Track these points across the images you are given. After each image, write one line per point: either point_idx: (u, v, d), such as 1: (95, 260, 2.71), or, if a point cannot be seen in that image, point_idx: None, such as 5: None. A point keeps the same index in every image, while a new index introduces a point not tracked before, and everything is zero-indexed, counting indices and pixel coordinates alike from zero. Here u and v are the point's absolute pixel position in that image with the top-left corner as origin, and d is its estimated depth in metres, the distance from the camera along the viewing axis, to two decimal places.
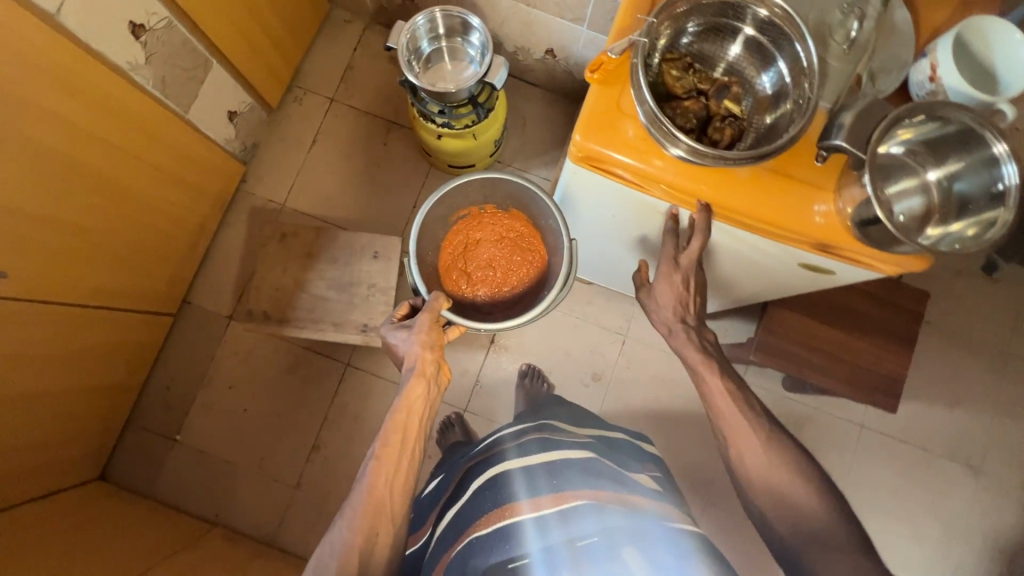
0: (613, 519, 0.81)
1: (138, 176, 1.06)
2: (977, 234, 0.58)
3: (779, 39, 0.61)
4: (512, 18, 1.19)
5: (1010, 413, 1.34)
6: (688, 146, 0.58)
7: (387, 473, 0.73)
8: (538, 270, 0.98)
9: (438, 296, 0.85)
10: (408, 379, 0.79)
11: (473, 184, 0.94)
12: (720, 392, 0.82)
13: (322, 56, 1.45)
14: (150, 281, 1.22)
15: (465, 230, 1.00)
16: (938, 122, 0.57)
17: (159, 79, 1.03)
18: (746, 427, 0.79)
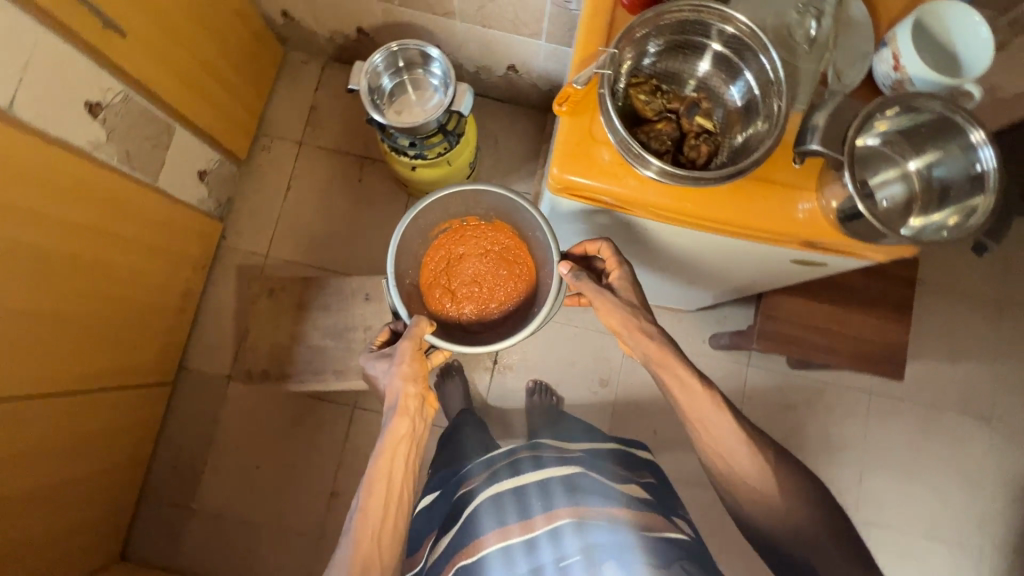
0: (569, 547, 0.81)
1: (119, 255, 1.06)
2: (959, 222, 0.58)
3: (742, 51, 0.61)
4: (469, 40, 1.19)
5: (1014, 358, 1.35)
6: (659, 168, 0.58)
7: (371, 527, 0.72)
8: (525, 285, 0.89)
9: (420, 321, 0.78)
10: (390, 419, 0.77)
11: (454, 196, 0.84)
12: (705, 406, 0.78)
13: (284, 101, 1.44)
14: (143, 354, 1.20)
15: (447, 244, 0.91)
16: (913, 113, 0.58)
17: (123, 153, 1.02)
18: (737, 440, 0.78)
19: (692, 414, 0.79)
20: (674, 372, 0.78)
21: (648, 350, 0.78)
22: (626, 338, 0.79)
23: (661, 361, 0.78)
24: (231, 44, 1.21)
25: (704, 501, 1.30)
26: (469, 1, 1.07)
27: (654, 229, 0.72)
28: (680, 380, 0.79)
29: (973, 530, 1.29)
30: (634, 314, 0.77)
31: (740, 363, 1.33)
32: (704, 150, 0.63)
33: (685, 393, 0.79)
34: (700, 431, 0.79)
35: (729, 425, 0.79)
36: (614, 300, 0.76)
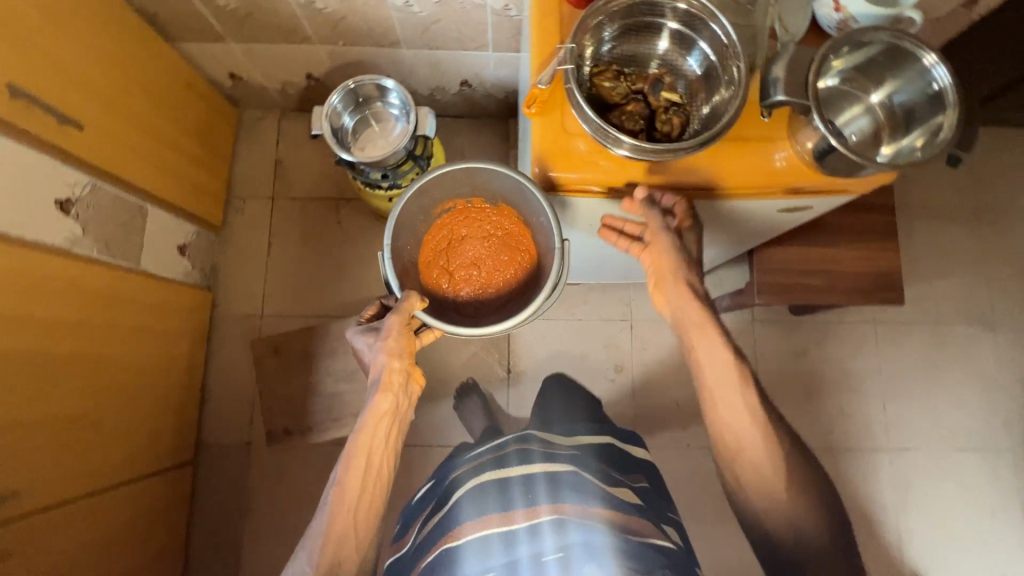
0: (546, 545, 0.81)
1: (117, 346, 1.04)
2: (927, 141, 0.60)
3: (693, 23, 0.64)
4: (419, 64, 1.21)
5: (1000, 261, 1.39)
6: (631, 145, 0.60)
7: (348, 500, 0.81)
8: (523, 275, 0.85)
9: (411, 296, 0.75)
10: (374, 394, 0.81)
11: (459, 173, 0.79)
12: (723, 376, 0.83)
13: (248, 160, 1.44)
14: (158, 438, 1.18)
15: (450, 224, 0.87)
16: (865, 48, 0.60)
17: (102, 243, 1.02)
18: (744, 416, 0.82)
19: (711, 382, 0.84)
20: (708, 341, 0.83)
21: (687, 312, 0.81)
22: (667, 295, 0.82)
23: (694, 324, 0.82)
24: (185, 116, 1.21)
25: None
26: (412, 27, 1.08)
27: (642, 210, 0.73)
28: (710, 347, 0.83)
29: (1001, 433, 1.32)
30: (688, 275, 0.78)
31: (745, 322, 1.35)
32: (676, 121, 0.65)
33: (708, 358, 0.84)
34: (711, 399, 0.85)
35: (739, 401, 0.83)
36: (675, 255, 0.76)
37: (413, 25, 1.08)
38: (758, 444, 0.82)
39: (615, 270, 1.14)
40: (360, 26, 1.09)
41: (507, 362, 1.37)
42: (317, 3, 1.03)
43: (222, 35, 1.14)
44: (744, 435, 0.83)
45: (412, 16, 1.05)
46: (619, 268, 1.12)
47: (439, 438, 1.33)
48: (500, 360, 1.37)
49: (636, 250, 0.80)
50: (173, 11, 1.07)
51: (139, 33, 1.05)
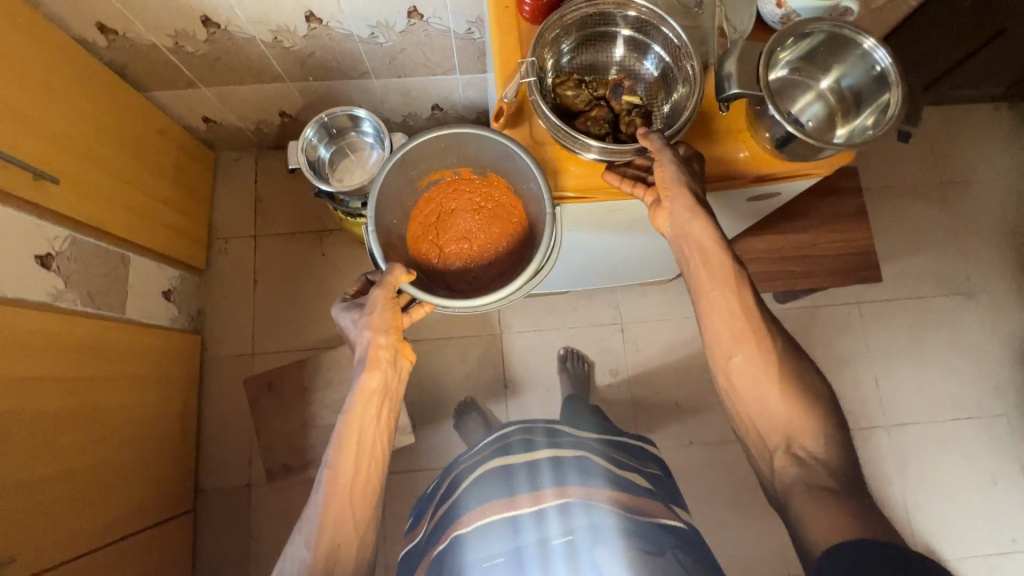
0: (552, 529, 0.86)
1: (107, 396, 1.03)
2: (877, 120, 0.63)
3: (644, 28, 0.68)
4: (389, 93, 1.24)
5: (969, 232, 1.44)
6: (599, 147, 0.65)
7: (343, 484, 0.70)
8: (516, 246, 0.80)
9: (396, 268, 0.71)
10: (360, 372, 0.72)
11: (444, 141, 0.75)
12: (714, 278, 0.68)
13: (228, 200, 1.45)
14: (155, 487, 1.16)
15: (439, 198, 0.81)
16: (808, 39, 0.64)
17: (86, 295, 1.01)
18: (736, 321, 0.69)
19: (725, 342, 0.70)
20: (700, 241, 0.67)
21: (687, 226, 0.66)
22: (671, 211, 0.65)
23: (697, 241, 0.67)
24: (162, 162, 1.22)
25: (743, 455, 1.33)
26: (379, 58, 1.11)
27: (621, 211, 0.76)
28: (705, 245, 0.67)
29: (992, 399, 1.34)
30: (697, 187, 0.64)
31: None
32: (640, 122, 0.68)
33: (700, 256, 0.68)
34: (702, 310, 0.70)
35: (732, 306, 0.69)
36: (677, 167, 0.63)
37: (380, 55, 1.11)
38: (749, 359, 0.69)
39: (600, 274, 1.16)
40: (329, 61, 1.12)
41: (504, 376, 1.37)
42: (285, 42, 1.06)
43: (194, 81, 1.16)
44: (741, 343, 0.69)
45: (378, 47, 1.08)
46: (603, 270, 1.13)
47: (442, 460, 1.32)
48: (496, 375, 1.37)
49: (640, 191, 0.67)
50: (143, 62, 1.10)
51: (109, 84, 1.07)
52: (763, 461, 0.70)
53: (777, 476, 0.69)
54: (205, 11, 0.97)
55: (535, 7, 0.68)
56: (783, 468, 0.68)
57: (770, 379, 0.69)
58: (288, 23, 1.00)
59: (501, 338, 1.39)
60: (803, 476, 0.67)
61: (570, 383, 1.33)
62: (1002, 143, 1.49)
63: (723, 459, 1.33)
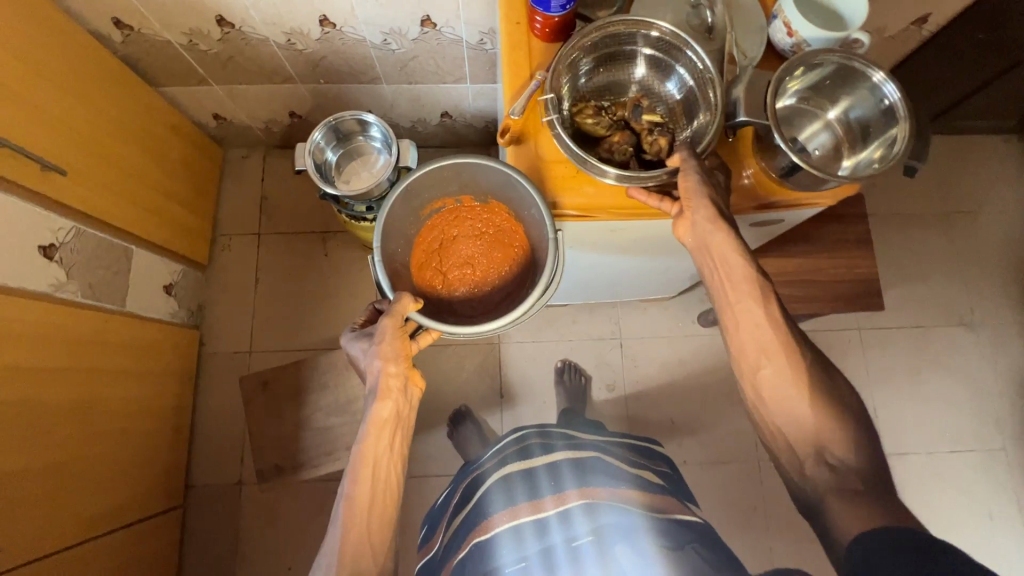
0: (579, 529, 0.87)
1: (102, 388, 1.03)
2: (884, 153, 0.63)
3: (667, 49, 0.68)
4: (399, 98, 1.25)
5: (975, 262, 1.43)
6: (617, 173, 0.65)
7: (358, 516, 0.71)
8: (518, 273, 0.81)
9: (404, 298, 0.71)
10: (371, 403, 0.73)
11: (447, 171, 0.75)
12: (744, 293, 0.69)
13: (234, 197, 1.46)
14: (146, 481, 1.15)
15: (441, 225, 0.82)
16: (818, 70, 0.64)
17: (87, 287, 1.02)
18: (767, 335, 0.70)
19: (758, 356, 0.71)
20: (723, 256, 0.67)
21: (709, 238, 0.65)
22: (693, 222, 0.65)
23: (719, 252, 0.66)
24: (171, 157, 1.23)
25: (739, 477, 1.32)
26: (391, 64, 1.12)
27: (620, 231, 0.76)
28: (729, 264, 0.68)
29: (992, 432, 1.33)
30: (719, 200, 0.63)
31: None
32: (663, 141, 0.68)
33: (727, 277, 0.69)
34: (730, 325, 0.72)
35: (760, 321, 0.70)
36: (700, 177, 0.63)
37: (392, 62, 1.11)
38: (781, 372, 0.70)
39: (601, 289, 1.16)
40: (340, 65, 1.13)
41: (501, 386, 1.36)
42: (298, 44, 1.06)
43: (206, 78, 1.17)
44: (770, 356, 0.70)
45: (390, 54, 1.09)
46: (604, 286, 1.13)
47: (436, 468, 1.32)
48: (493, 384, 1.37)
49: (666, 205, 0.67)
50: (156, 58, 1.10)
51: (123, 79, 1.08)
52: (795, 471, 0.73)
53: (810, 482, 0.71)
54: (220, 11, 0.98)
55: (546, 24, 0.68)
56: (815, 475, 0.70)
57: (800, 391, 0.70)
58: (301, 26, 1.01)
59: (499, 347, 1.39)
60: (835, 482, 0.68)
61: (566, 398, 1.33)
62: (1012, 174, 1.48)
63: (717, 480, 1.32)
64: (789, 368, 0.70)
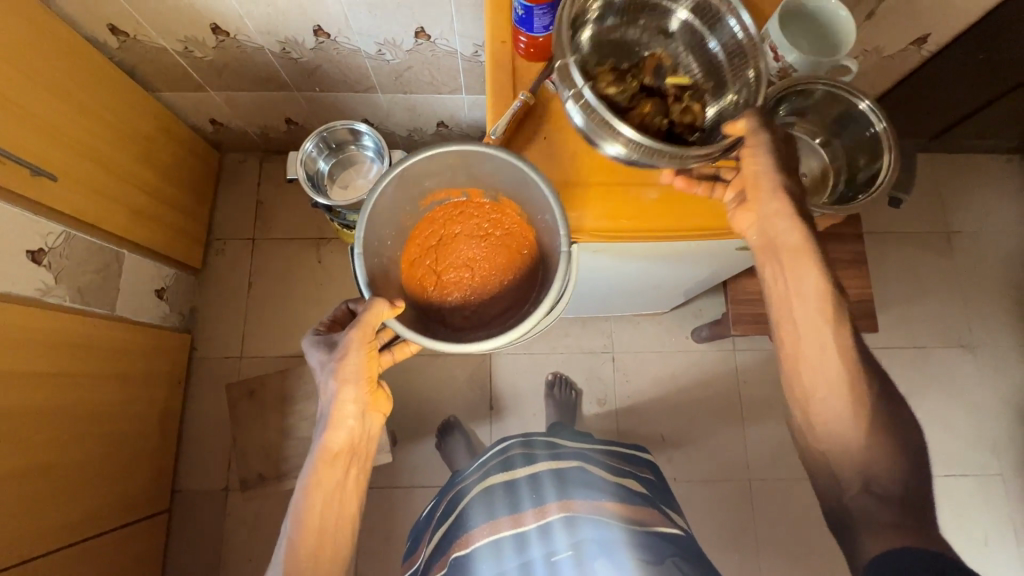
0: (559, 544, 0.85)
1: (88, 393, 1.03)
2: (869, 183, 0.65)
3: (705, 12, 0.64)
4: (394, 108, 1.25)
5: (974, 284, 1.41)
6: (631, 140, 0.57)
7: (308, 548, 0.71)
8: (518, 284, 0.70)
9: (378, 303, 0.62)
10: (323, 431, 0.71)
11: (451, 160, 0.66)
12: (811, 310, 0.64)
13: (230, 201, 1.46)
14: (132, 485, 1.15)
15: (442, 219, 0.72)
16: (804, 97, 0.66)
17: (75, 291, 1.02)
18: (831, 361, 0.64)
19: (808, 379, 0.66)
20: (790, 264, 0.64)
21: (779, 235, 0.63)
22: (760, 214, 0.64)
23: (789, 249, 0.63)
24: (166, 162, 1.23)
25: (728, 496, 1.30)
26: (386, 74, 1.12)
27: (605, 251, 0.76)
28: (797, 274, 0.64)
29: (989, 457, 1.31)
30: (789, 184, 0.61)
31: (726, 350, 1.39)
32: (694, 111, 0.63)
33: (796, 291, 0.65)
34: (788, 343, 0.67)
35: (827, 343, 0.64)
36: (773, 161, 0.60)
37: (387, 71, 1.11)
38: (842, 400, 0.63)
39: (592, 303, 1.15)
40: (336, 74, 1.13)
41: (491, 397, 1.36)
42: (292, 53, 1.06)
43: (202, 85, 1.17)
44: (833, 387, 0.64)
45: (385, 64, 1.09)
46: (594, 299, 1.12)
47: (421, 479, 1.31)
48: (482, 396, 1.36)
49: (718, 191, 0.68)
50: (152, 63, 1.11)
51: (119, 84, 1.08)
52: (834, 497, 0.64)
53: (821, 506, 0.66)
54: (215, 20, 0.98)
55: (531, 44, 0.67)
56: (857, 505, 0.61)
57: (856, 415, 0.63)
58: (295, 35, 1.01)
59: (490, 359, 1.38)
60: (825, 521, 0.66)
61: (556, 411, 1.31)
62: (1013, 196, 1.46)
63: (707, 499, 1.30)
64: (846, 392, 0.63)
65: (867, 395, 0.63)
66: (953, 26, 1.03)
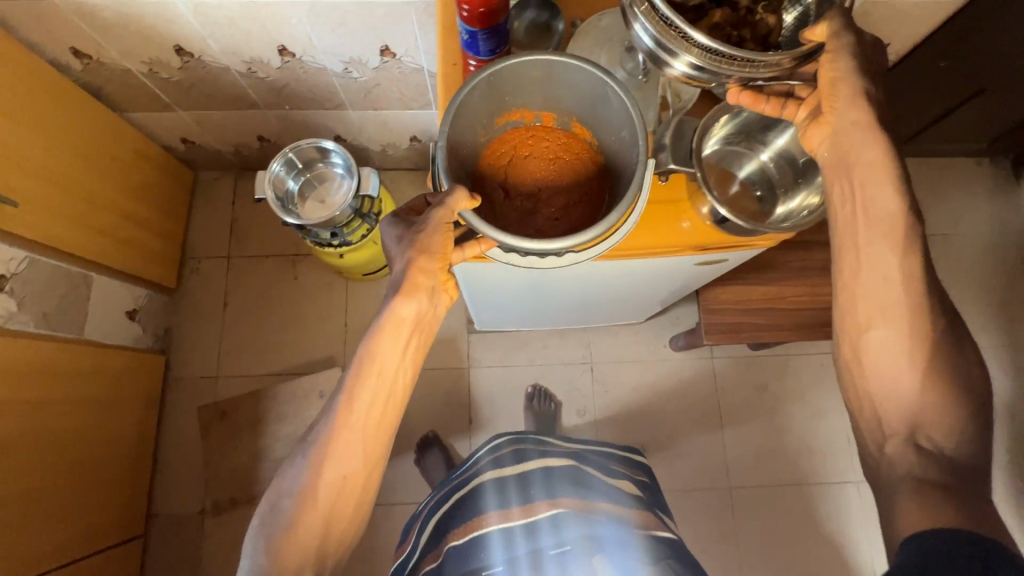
0: (568, 535, 0.89)
1: (58, 418, 1.02)
2: (813, 201, 0.65)
3: None
4: (366, 123, 1.24)
5: (948, 286, 1.43)
6: (705, 48, 0.54)
7: (358, 413, 0.62)
8: (588, 207, 0.65)
9: (457, 191, 0.57)
10: (390, 299, 0.62)
11: (538, 72, 0.62)
12: (880, 235, 0.56)
13: (205, 219, 1.45)
14: (105, 511, 1.13)
15: (514, 143, 0.67)
16: (740, 121, 0.67)
17: (41, 317, 1.01)
18: (893, 292, 0.55)
19: (869, 313, 0.57)
20: (864, 179, 0.56)
21: (853, 149, 0.57)
22: (834, 127, 0.58)
23: (861, 164, 0.56)
24: (136, 181, 1.22)
25: (709, 505, 1.30)
26: (355, 91, 1.12)
27: (563, 270, 0.75)
28: (870, 191, 0.56)
29: None
30: (873, 91, 0.55)
31: (704, 357, 1.40)
32: (772, 20, 0.59)
33: (864, 211, 0.57)
34: (848, 272, 0.58)
35: (891, 273, 0.56)
36: (855, 65, 0.55)
37: (356, 89, 1.11)
38: (898, 336, 0.55)
39: (566, 315, 1.15)
40: (305, 92, 1.13)
41: (469, 412, 1.35)
42: (259, 73, 1.06)
43: (171, 105, 1.17)
44: (888, 315, 0.55)
45: (353, 81, 1.08)
46: (569, 312, 1.12)
47: (401, 496, 1.30)
48: (461, 410, 1.35)
49: (791, 109, 0.61)
50: (118, 84, 1.10)
51: (85, 106, 1.07)
52: (872, 446, 0.57)
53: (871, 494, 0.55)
54: (178, 42, 0.98)
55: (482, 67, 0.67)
56: (896, 457, 0.53)
57: (914, 360, 0.54)
58: (260, 55, 1.01)
59: (469, 373, 1.38)
60: None
61: (534, 424, 1.30)
62: (983, 197, 1.49)
63: (688, 508, 1.30)
64: (908, 336, 0.54)
65: (927, 342, 0.54)
66: (912, 36, 1.05)
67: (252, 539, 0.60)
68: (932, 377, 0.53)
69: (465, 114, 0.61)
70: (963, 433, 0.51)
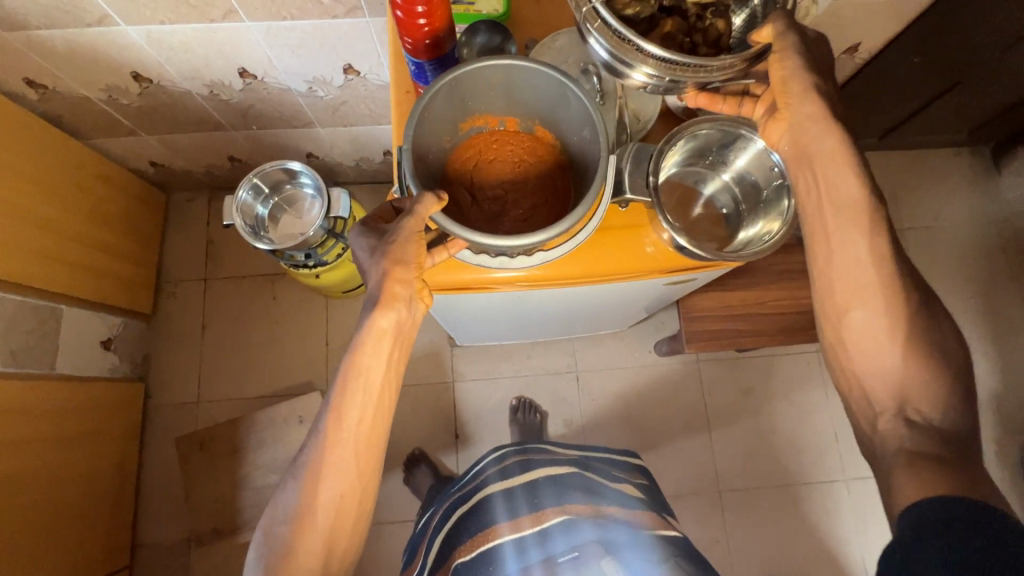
0: (584, 533, 0.85)
1: (33, 456, 0.99)
2: (775, 224, 0.64)
3: None
4: (337, 140, 1.22)
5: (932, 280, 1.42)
6: (659, 57, 0.50)
7: (346, 428, 0.59)
8: (559, 209, 0.62)
9: (426, 197, 0.53)
10: (368, 313, 0.58)
11: (496, 76, 0.58)
12: (848, 221, 0.54)
13: (179, 242, 1.43)
14: (87, 546, 1.11)
15: (478, 149, 0.63)
16: (700, 142, 0.66)
17: (9, 354, 0.98)
18: (864, 273, 0.54)
19: (842, 299, 0.55)
20: (826, 169, 0.55)
21: (812, 142, 0.55)
22: (791, 121, 0.56)
23: (820, 158, 0.55)
24: (104, 209, 1.19)
25: (698, 511, 1.30)
26: (321, 109, 1.10)
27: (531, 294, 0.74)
28: (833, 180, 0.54)
29: None
30: (828, 89, 0.53)
31: (689, 361, 1.39)
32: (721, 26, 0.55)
33: (829, 197, 0.55)
34: (820, 262, 0.56)
35: (861, 256, 0.54)
36: (805, 62, 0.52)
37: (322, 106, 1.09)
38: (877, 319, 0.53)
39: (546, 328, 1.14)
40: (271, 112, 1.10)
41: (455, 426, 1.34)
42: (222, 95, 1.04)
43: (135, 130, 1.14)
44: (863, 295, 0.53)
45: (318, 99, 1.06)
46: (550, 325, 1.11)
47: (388, 514, 1.29)
48: (446, 425, 1.34)
49: (747, 107, 0.60)
50: (78, 111, 1.07)
51: (45, 137, 1.04)
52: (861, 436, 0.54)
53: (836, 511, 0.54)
54: (135, 68, 0.96)
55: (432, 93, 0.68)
56: (888, 433, 0.51)
57: (894, 341, 0.52)
58: (221, 77, 0.98)
59: (453, 388, 1.37)
60: None
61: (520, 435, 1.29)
62: (964, 188, 1.48)
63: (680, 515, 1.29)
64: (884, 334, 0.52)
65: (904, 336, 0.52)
66: (883, 34, 1.03)
67: (253, 565, 0.57)
68: (915, 376, 0.51)
69: (428, 120, 0.57)
70: (950, 416, 0.49)
